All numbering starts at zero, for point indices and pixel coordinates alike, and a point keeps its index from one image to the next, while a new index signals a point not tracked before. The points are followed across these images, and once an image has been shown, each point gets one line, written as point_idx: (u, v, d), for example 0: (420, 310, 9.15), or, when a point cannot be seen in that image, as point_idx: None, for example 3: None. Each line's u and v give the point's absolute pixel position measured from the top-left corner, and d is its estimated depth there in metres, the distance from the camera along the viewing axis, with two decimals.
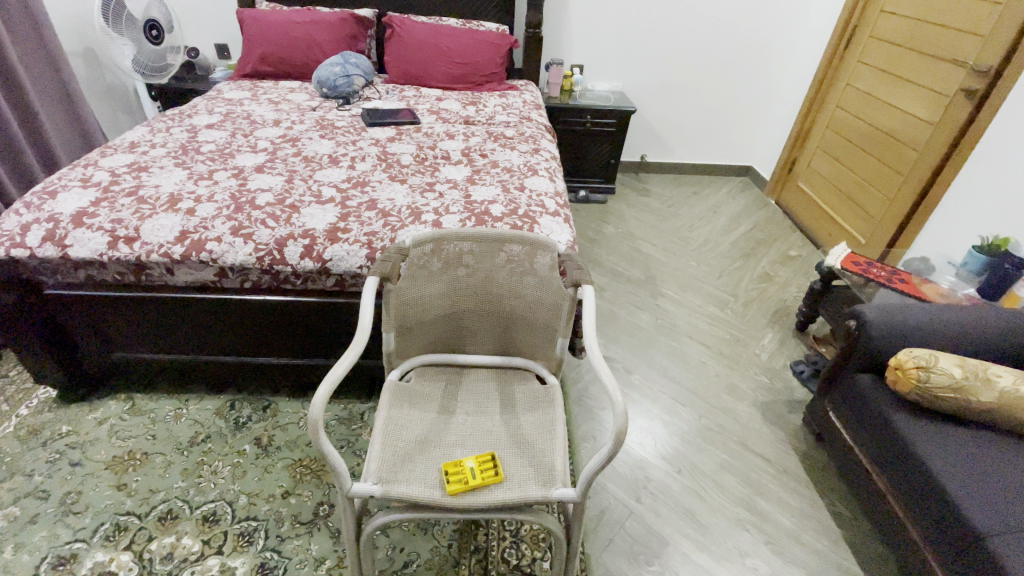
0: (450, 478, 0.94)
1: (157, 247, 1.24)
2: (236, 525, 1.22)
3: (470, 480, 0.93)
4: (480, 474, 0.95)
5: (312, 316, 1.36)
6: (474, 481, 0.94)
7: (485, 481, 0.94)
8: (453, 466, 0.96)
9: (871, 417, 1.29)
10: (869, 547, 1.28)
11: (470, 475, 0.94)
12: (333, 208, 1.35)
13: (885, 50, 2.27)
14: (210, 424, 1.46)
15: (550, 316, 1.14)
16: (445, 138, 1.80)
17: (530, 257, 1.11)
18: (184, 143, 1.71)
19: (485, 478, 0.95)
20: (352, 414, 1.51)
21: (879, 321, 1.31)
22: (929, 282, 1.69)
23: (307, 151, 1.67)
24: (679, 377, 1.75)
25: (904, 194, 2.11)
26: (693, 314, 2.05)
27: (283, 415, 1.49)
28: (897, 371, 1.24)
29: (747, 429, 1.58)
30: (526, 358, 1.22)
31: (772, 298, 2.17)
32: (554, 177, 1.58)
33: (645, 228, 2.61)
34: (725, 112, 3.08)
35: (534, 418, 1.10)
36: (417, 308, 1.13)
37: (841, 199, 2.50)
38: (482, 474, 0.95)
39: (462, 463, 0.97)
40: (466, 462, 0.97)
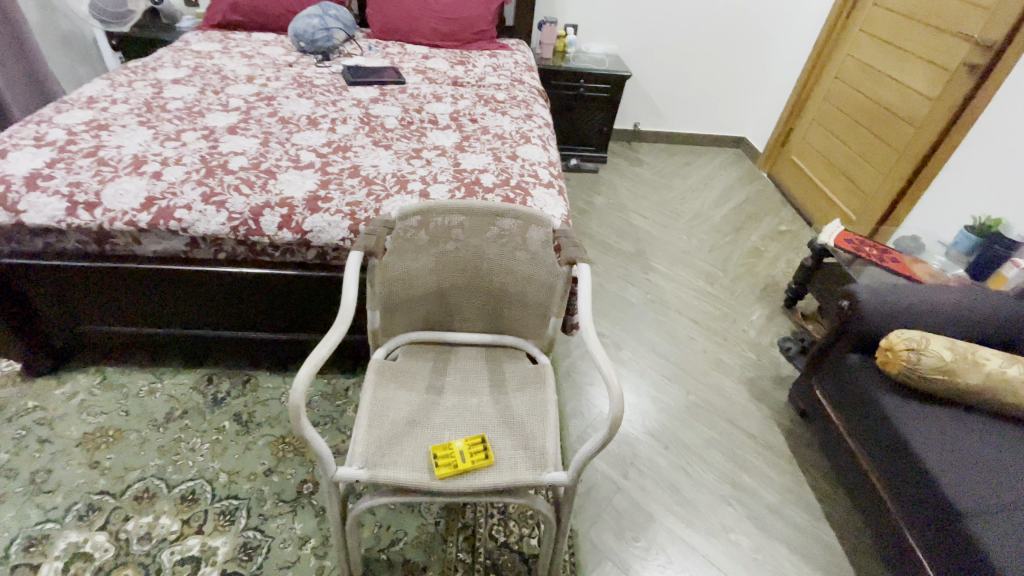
0: (438, 461, 0.91)
1: (121, 215, 1.15)
2: (216, 504, 1.19)
3: (460, 464, 0.91)
4: (469, 457, 0.92)
5: (292, 291, 1.30)
6: (464, 465, 0.91)
7: (475, 464, 0.92)
8: (442, 449, 0.93)
9: (858, 396, 1.30)
10: (847, 521, 1.31)
11: (460, 458, 0.92)
12: (313, 174, 1.26)
13: (890, 19, 2.20)
14: (186, 400, 1.41)
15: (543, 294, 1.10)
16: (432, 101, 1.70)
17: (523, 232, 1.06)
18: (149, 100, 1.58)
19: (475, 461, 0.92)
20: (336, 389, 1.47)
21: (871, 301, 1.31)
22: (920, 261, 1.69)
23: (284, 111, 1.56)
24: (667, 352, 1.74)
25: (898, 171, 2.08)
26: (683, 289, 2.03)
27: (264, 390, 1.44)
28: (888, 352, 1.24)
29: (733, 406, 1.58)
30: (517, 337, 1.18)
31: (761, 274, 2.16)
32: (547, 145, 1.51)
33: (636, 200, 2.56)
34: (722, 80, 2.99)
35: (525, 398, 1.06)
36: (403, 284, 1.07)
37: (834, 174, 2.47)
38: (471, 457, 0.92)
39: (451, 445, 0.94)
40: (456, 444, 0.94)
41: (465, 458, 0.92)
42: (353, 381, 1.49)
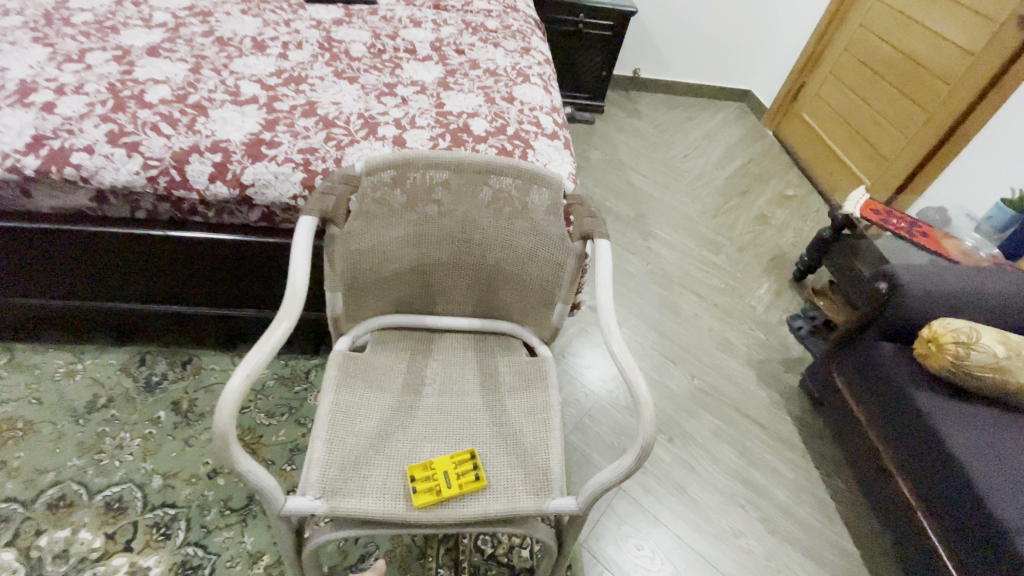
0: (417, 488, 0.73)
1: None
2: (148, 514, 0.99)
3: (444, 491, 0.73)
4: (456, 481, 0.74)
5: (234, 259, 1.05)
6: (449, 491, 0.73)
7: (464, 490, 0.74)
8: (422, 471, 0.75)
9: (888, 389, 1.16)
10: (863, 522, 1.21)
11: (444, 483, 0.74)
12: (255, 111, 0.99)
13: None
14: (113, 385, 1.17)
15: (548, 274, 0.89)
16: (409, 26, 1.41)
17: (522, 193, 0.84)
18: (47, 8, 1.24)
19: (463, 486, 0.74)
20: (294, 373, 1.25)
21: (915, 284, 1.14)
22: (951, 237, 1.53)
23: (222, 31, 1.24)
24: (670, 331, 1.58)
25: (926, 133, 1.92)
26: (686, 258, 1.85)
27: (208, 374, 1.22)
28: (929, 344, 1.09)
29: (741, 392, 1.44)
30: (512, 323, 0.98)
31: (768, 243, 1.99)
32: (549, 87, 1.25)
33: (635, 156, 2.32)
34: (732, 23, 2.70)
35: (522, 400, 0.88)
36: (372, 260, 0.85)
37: (848, 134, 2.29)
38: (459, 481, 0.74)
39: (433, 466, 0.76)
40: (440, 464, 0.76)
41: (451, 482, 0.74)
42: (315, 363, 1.28)
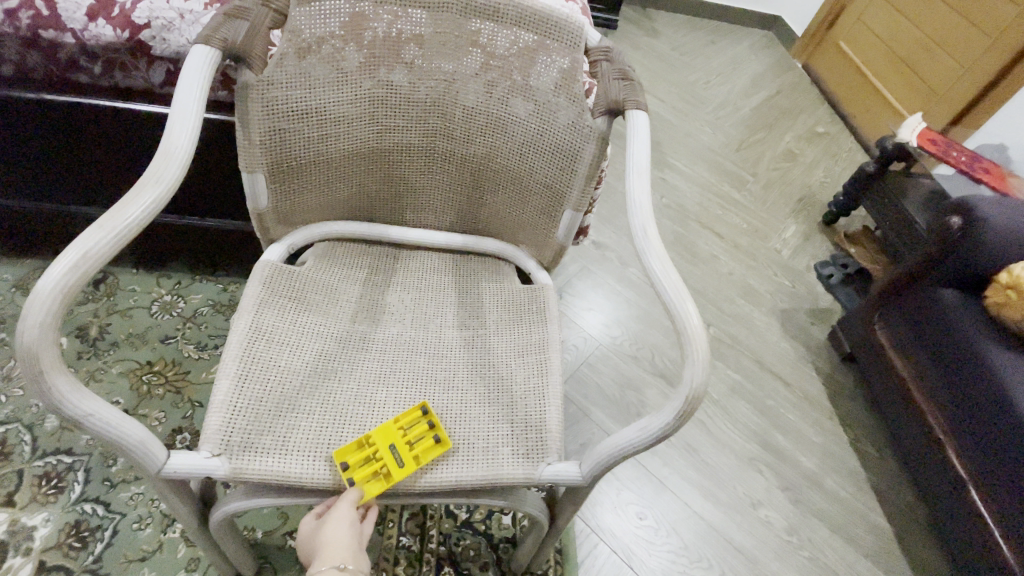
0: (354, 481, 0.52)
1: None
2: (37, 462, 0.79)
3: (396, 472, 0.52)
4: (410, 453, 0.54)
5: (140, 140, 0.79)
6: (404, 470, 0.53)
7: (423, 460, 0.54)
8: (354, 455, 0.53)
9: (949, 345, 0.97)
10: (896, 494, 1.05)
11: (394, 464, 0.53)
12: None
13: None
14: (5, 304, 0.94)
15: (554, 171, 0.66)
16: None
17: (528, 49, 0.60)
18: None
19: (422, 457, 0.54)
20: (235, 300, 1.03)
21: (998, 218, 0.93)
22: (1017, 177, 1.32)
23: None
24: (684, 273, 1.37)
25: (988, 61, 1.66)
26: (705, 194, 1.62)
27: (127, 296, 0.99)
28: (1007, 292, 0.90)
29: (763, 344, 1.26)
30: (503, 242, 0.76)
31: (796, 183, 1.76)
32: None
33: (651, 79, 2.04)
34: None
35: (511, 336, 0.67)
36: (310, 134, 0.61)
37: (891, 65, 2.01)
38: (413, 452, 0.54)
39: (372, 443, 0.54)
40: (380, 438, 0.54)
41: (402, 459, 0.53)
42: None
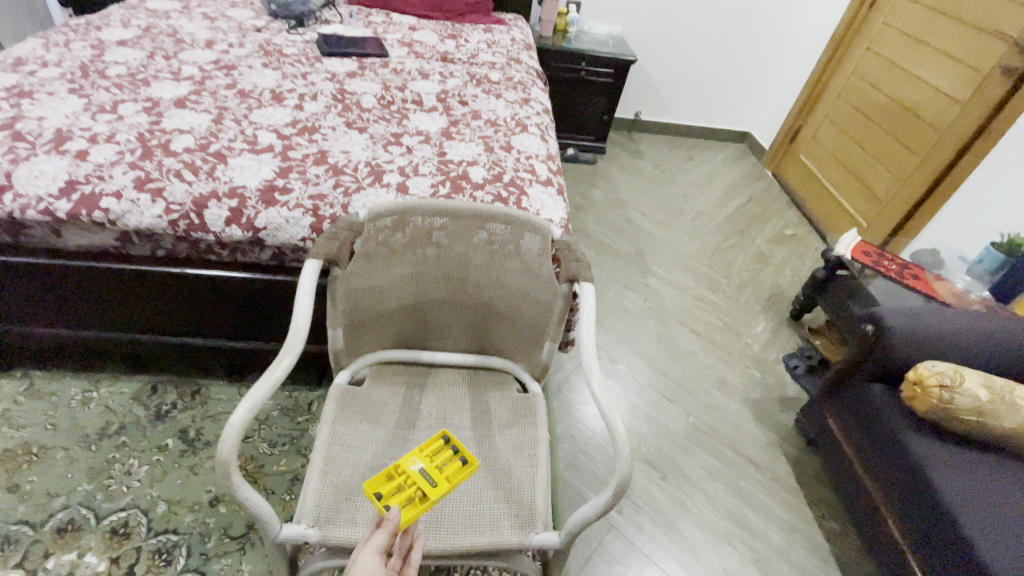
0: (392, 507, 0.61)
1: (35, 202, 0.96)
2: (151, 540, 1.02)
3: (432, 491, 0.64)
4: (441, 474, 0.66)
5: (247, 294, 1.12)
6: (439, 488, 0.64)
7: (455, 478, 0.66)
8: (387, 487, 0.64)
9: (879, 430, 1.16)
10: (858, 567, 1.20)
11: (428, 485, 0.64)
12: (271, 159, 1.07)
13: (917, 12, 2.05)
14: (125, 413, 1.21)
15: (538, 314, 0.94)
16: (417, 78, 1.51)
17: (515, 238, 0.89)
18: (85, 63, 1.34)
19: (454, 475, 0.67)
20: (297, 404, 1.30)
21: (902, 326, 1.17)
22: (942, 279, 1.56)
23: (244, 83, 1.34)
24: (667, 368, 1.61)
25: (918, 176, 1.95)
26: (684, 296, 1.89)
27: (216, 403, 1.27)
28: (916, 387, 1.10)
29: (737, 430, 1.46)
30: (504, 359, 1.03)
31: (766, 282, 2.03)
32: (546, 136, 1.35)
33: (636, 195, 2.40)
34: (730, 70, 2.82)
35: (511, 436, 0.91)
36: (372, 299, 0.90)
37: (844, 177, 2.34)
38: (444, 472, 0.67)
39: (402, 474, 0.65)
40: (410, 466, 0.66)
41: (435, 479, 0.65)
42: (318, 394, 1.33)
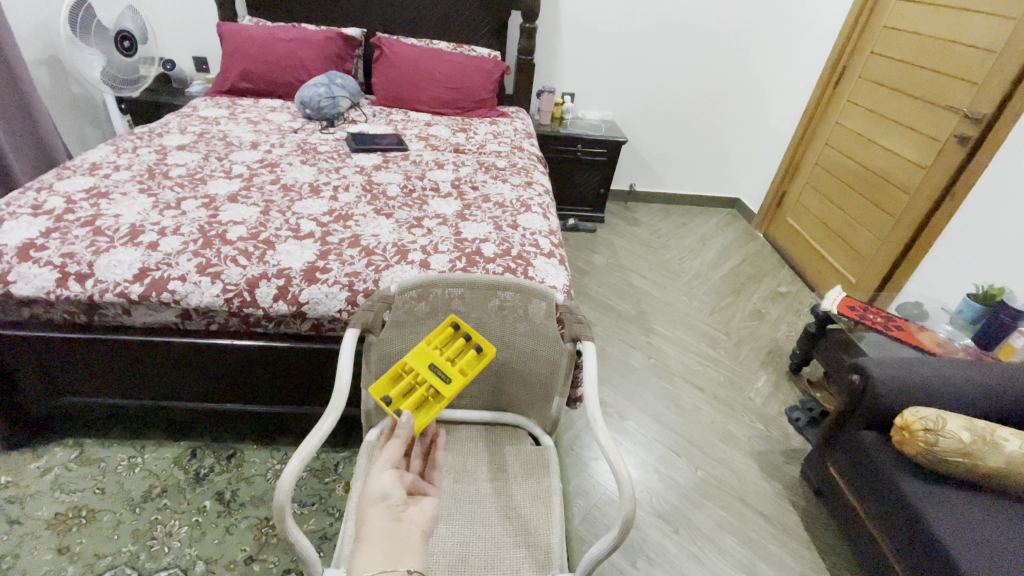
0: (407, 407, 0.78)
1: (113, 286, 1.11)
2: None
3: (444, 387, 0.80)
4: (453, 369, 0.84)
5: (288, 362, 1.25)
6: (451, 382, 0.82)
7: (466, 373, 0.85)
8: (405, 385, 0.81)
9: (875, 475, 1.22)
10: None
11: (441, 380, 0.81)
12: (312, 244, 1.25)
13: (875, 91, 2.28)
14: (167, 476, 1.31)
15: (547, 371, 1.06)
16: (434, 168, 1.73)
17: (524, 303, 1.02)
18: (151, 166, 1.57)
19: (465, 370, 0.85)
20: (325, 465, 1.39)
21: (884, 374, 1.26)
22: (926, 329, 1.66)
23: (286, 179, 1.56)
24: (673, 423, 1.68)
25: (896, 235, 2.10)
26: (686, 353, 1.99)
27: (249, 466, 1.36)
28: (903, 432, 1.16)
29: (744, 482, 1.51)
30: (518, 414, 1.13)
31: (763, 338, 2.13)
32: (548, 214, 1.53)
33: (635, 260, 2.57)
34: (715, 145, 3.09)
35: (526, 486, 1.00)
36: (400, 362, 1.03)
37: (830, 237, 2.50)
38: (456, 368, 0.85)
39: (418, 373, 0.83)
40: (425, 366, 0.84)
41: (447, 374, 0.83)
42: (344, 455, 1.42)
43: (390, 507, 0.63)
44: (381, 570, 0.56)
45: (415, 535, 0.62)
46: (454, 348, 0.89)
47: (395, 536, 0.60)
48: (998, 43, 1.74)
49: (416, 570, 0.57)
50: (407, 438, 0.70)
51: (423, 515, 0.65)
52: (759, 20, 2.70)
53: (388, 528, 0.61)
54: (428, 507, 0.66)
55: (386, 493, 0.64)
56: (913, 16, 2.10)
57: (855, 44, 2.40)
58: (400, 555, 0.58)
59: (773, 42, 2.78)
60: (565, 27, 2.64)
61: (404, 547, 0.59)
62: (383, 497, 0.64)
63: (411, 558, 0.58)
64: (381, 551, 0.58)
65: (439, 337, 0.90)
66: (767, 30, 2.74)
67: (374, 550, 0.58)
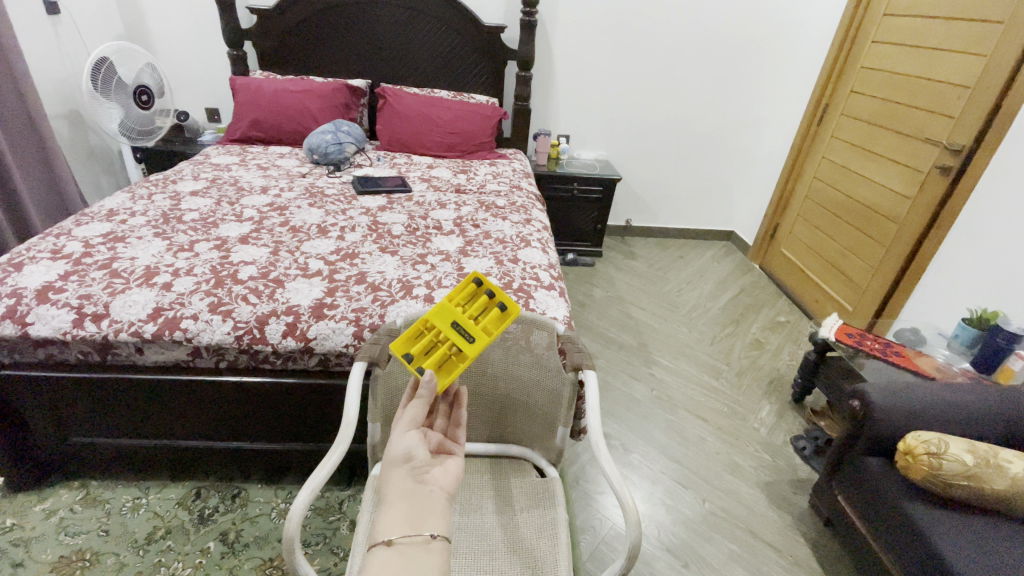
0: (428, 365, 0.70)
1: (127, 325, 1.15)
2: None
3: (467, 346, 0.71)
4: (476, 327, 0.73)
5: (294, 398, 1.27)
6: (473, 342, 0.72)
7: (491, 331, 0.74)
8: (425, 342, 0.73)
9: (883, 502, 1.21)
10: None
11: (463, 339, 0.72)
12: (320, 281, 1.29)
13: (857, 126, 2.38)
14: (171, 517, 1.31)
15: (549, 401, 1.08)
16: (436, 208, 1.80)
17: (525, 335, 1.06)
18: (166, 211, 1.64)
19: (490, 328, 0.74)
20: (329, 504, 1.38)
21: (883, 398, 1.27)
22: (924, 355, 1.68)
23: (294, 221, 1.62)
24: (678, 454, 1.68)
25: (888, 264, 2.14)
26: (689, 384, 2.00)
27: (254, 505, 1.36)
28: (907, 456, 1.17)
29: (753, 514, 1.49)
30: (522, 446, 1.14)
31: (765, 367, 2.15)
32: (547, 249, 1.58)
33: (634, 293, 2.61)
34: (708, 180, 3.19)
35: (532, 517, 1.00)
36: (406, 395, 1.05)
37: (825, 266, 2.54)
38: (479, 325, 0.74)
39: (440, 331, 0.74)
40: (447, 323, 0.74)
41: (470, 332, 0.72)
42: (349, 493, 1.41)
43: (411, 468, 0.55)
44: (403, 534, 0.48)
45: (440, 498, 0.54)
46: (478, 304, 0.78)
47: (416, 499, 0.52)
48: (970, 80, 1.83)
49: (442, 536, 0.49)
50: (430, 397, 0.63)
51: (449, 477, 0.56)
52: (743, 64, 2.85)
53: (409, 491, 0.53)
54: (454, 469, 0.57)
55: (409, 453, 0.56)
56: (888, 57, 2.22)
57: (836, 84, 2.52)
58: (424, 520, 0.50)
59: (758, 83, 2.92)
60: (559, 74, 2.79)
61: (427, 511, 0.51)
62: (404, 459, 0.55)
63: (436, 522, 0.50)
64: (403, 515, 0.50)
65: (461, 292, 0.79)
66: (751, 73, 2.88)
67: (395, 512, 0.50)
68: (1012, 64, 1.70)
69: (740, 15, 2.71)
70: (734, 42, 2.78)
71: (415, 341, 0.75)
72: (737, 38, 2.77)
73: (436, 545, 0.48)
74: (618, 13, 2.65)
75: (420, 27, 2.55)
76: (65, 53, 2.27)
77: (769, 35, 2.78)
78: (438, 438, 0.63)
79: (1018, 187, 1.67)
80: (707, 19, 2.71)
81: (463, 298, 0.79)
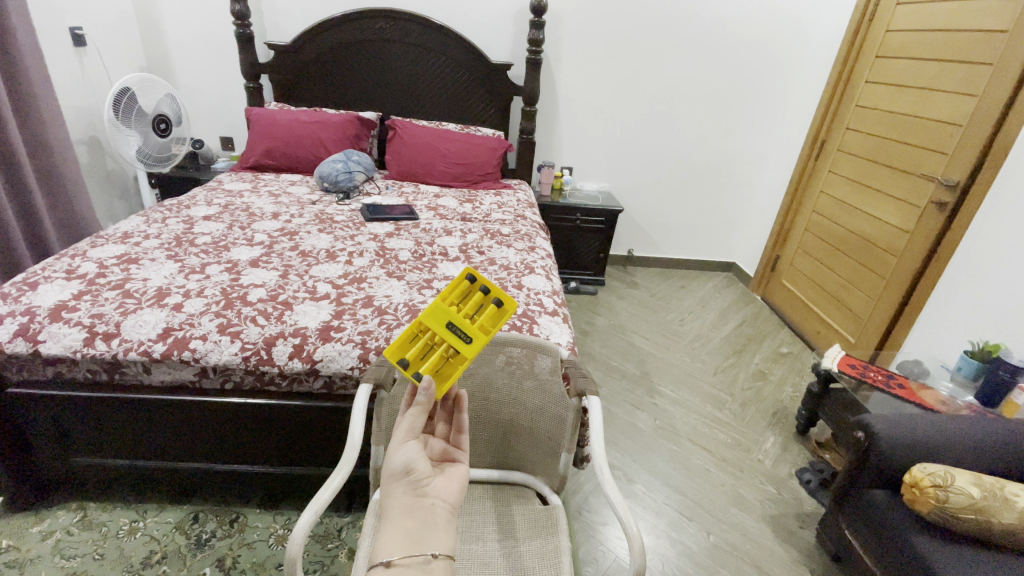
0: (424, 372, 0.68)
1: (136, 345, 1.16)
2: None
3: (466, 348, 0.69)
4: (474, 327, 0.71)
5: (298, 420, 1.27)
6: (472, 342, 0.70)
7: (489, 330, 0.72)
8: (420, 347, 0.70)
9: (891, 537, 1.19)
10: None
11: (460, 340, 0.70)
12: (327, 304, 1.32)
13: (854, 162, 2.44)
14: (168, 541, 1.30)
15: (553, 427, 1.07)
16: (443, 234, 1.84)
17: (530, 360, 1.08)
18: (179, 234, 1.68)
19: (488, 328, 0.72)
20: (328, 531, 1.37)
21: (888, 430, 1.25)
22: (927, 388, 1.67)
23: (304, 246, 1.66)
24: (682, 486, 1.66)
25: (888, 297, 2.16)
26: (692, 415, 1.99)
27: (251, 531, 1.35)
28: (913, 489, 1.14)
29: (758, 548, 1.46)
30: (526, 473, 1.13)
31: (768, 398, 2.14)
32: (550, 275, 1.62)
33: (636, 322, 2.62)
34: (708, 212, 3.25)
35: (535, 546, 0.99)
36: None
37: (826, 299, 2.56)
38: (476, 324, 0.72)
39: (434, 333, 0.71)
40: (441, 326, 0.71)
41: (467, 333, 0.71)
42: (348, 520, 1.40)
43: (412, 481, 0.55)
44: (404, 555, 0.48)
45: (443, 512, 0.54)
46: (472, 302, 0.74)
47: (417, 516, 0.52)
48: (961, 118, 1.90)
49: (444, 555, 0.49)
50: (429, 405, 0.62)
51: (451, 489, 0.57)
52: (741, 103, 2.95)
53: (409, 507, 0.53)
54: (456, 481, 0.58)
55: (409, 466, 0.55)
56: (882, 96, 2.30)
57: (832, 120, 2.60)
58: (425, 539, 0.50)
59: (756, 119, 3.01)
60: (564, 109, 2.89)
61: (428, 528, 0.52)
62: (406, 472, 0.55)
63: (437, 542, 0.50)
64: (404, 533, 0.50)
65: (455, 289, 0.75)
66: (749, 110, 2.98)
67: (395, 532, 0.50)
68: (1000, 105, 1.76)
69: (737, 55, 2.82)
70: (732, 80, 2.88)
71: (410, 345, 0.72)
72: (735, 77, 2.88)
73: (437, 566, 0.48)
74: (620, 51, 2.76)
75: (430, 63, 2.66)
76: (88, 82, 2.36)
77: (766, 75, 2.89)
78: (441, 445, 0.63)
79: (1012, 223, 1.71)
80: (705, 58, 2.81)
81: (456, 296, 0.75)
